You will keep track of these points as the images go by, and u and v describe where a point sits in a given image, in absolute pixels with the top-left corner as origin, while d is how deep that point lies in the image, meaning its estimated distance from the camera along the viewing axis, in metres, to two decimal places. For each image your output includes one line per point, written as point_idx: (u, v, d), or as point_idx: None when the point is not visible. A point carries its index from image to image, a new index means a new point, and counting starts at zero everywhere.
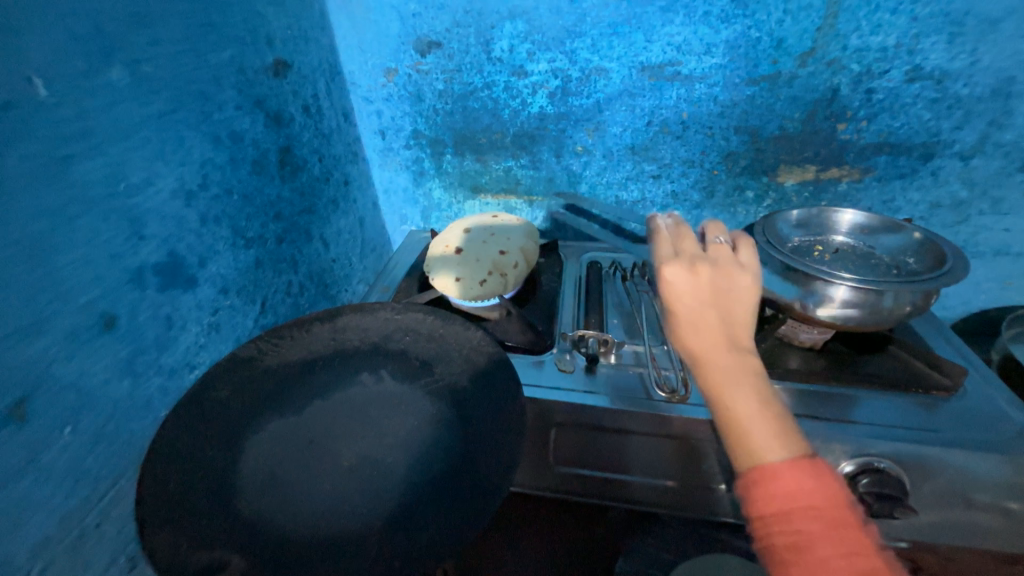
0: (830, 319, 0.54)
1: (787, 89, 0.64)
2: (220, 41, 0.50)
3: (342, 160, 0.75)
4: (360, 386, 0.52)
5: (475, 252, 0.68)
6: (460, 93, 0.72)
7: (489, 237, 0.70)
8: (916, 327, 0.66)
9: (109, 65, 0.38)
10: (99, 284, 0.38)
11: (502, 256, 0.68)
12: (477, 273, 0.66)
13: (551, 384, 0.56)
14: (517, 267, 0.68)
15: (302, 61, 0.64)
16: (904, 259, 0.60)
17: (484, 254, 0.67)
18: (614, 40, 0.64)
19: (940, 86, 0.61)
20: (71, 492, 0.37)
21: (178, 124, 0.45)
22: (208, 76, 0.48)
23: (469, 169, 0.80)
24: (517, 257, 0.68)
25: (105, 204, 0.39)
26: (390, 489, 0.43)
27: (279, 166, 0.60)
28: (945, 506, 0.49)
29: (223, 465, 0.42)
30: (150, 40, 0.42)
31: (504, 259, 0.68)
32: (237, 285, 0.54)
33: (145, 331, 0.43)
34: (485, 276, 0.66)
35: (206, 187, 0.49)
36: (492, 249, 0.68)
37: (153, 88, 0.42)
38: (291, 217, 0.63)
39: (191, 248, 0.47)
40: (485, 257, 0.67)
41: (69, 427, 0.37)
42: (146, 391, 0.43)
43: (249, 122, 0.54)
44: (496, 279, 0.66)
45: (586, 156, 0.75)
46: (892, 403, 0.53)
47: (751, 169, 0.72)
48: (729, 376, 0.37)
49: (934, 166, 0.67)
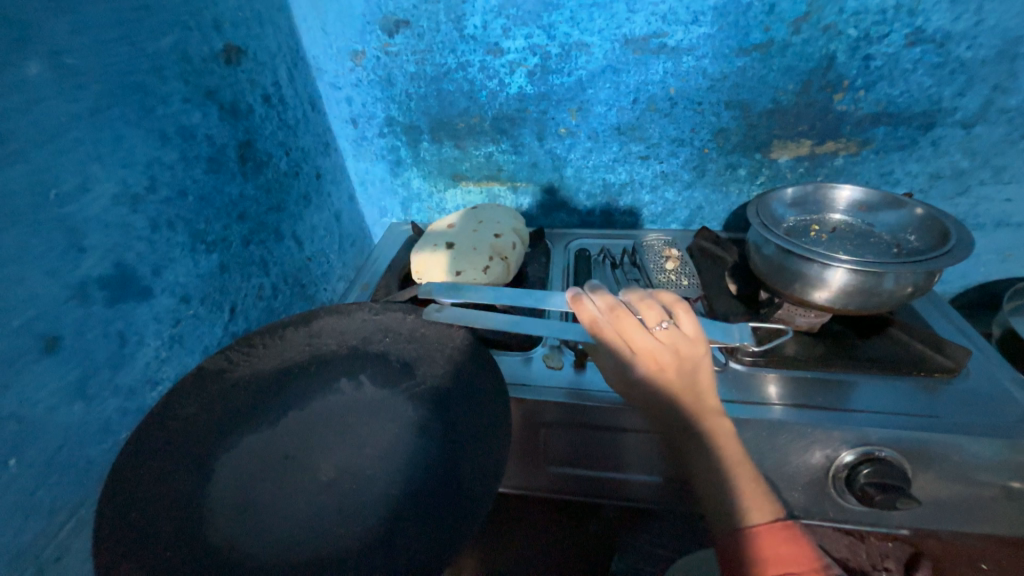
0: (827, 303, 0.51)
1: (780, 58, 0.60)
2: (158, 27, 0.45)
3: (313, 152, 0.70)
4: (338, 393, 0.50)
5: (468, 240, 0.65)
6: (434, 75, 0.68)
7: (477, 225, 0.68)
8: (916, 306, 0.64)
9: (24, 58, 0.35)
10: (34, 303, 0.36)
11: (498, 239, 0.66)
12: (479, 261, 0.63)
13: (538, 382, 0.54)
14: (515, 247, 0.67)
15: (259, 45, 0.59)
16: (904, 237, 0.57)
17: (480, 240, 0.65)
18: (595, 12, 0.60)
19: (942, 50, 0.57)
20: (22, 528, 0.36)
21: (115, 122, 0.41)
22: (146, 66, 0.44)
23: (448, 157, 0.76)
24: (512, 238, 0.67)
25: (33, 215, 0.35)
26: (370, 504, 0.41)
27: (240, 162, 0.56)
28: (944, 491, 0.48)
29: (190, 489, 0.40)
30: (72, 29, 0.38)
31: (499, 244, 0.66)
32: (200, 292, 0.51)
33: (95, 351, 0.40)
34: (487, 262, 0.63)
35: (155, 190, 0.45)
36: (486, 235, 0.66)
37: (80, 83, 0.38)
38: (258, 216, 0.59)
39: (141, 257, 0.44)
40: (481, 243, 0.65)
41: (14, 459, 0.35)
42: (101, 413, 0.41)
43: (201, 116, 0.50)
44: (499, 263, 0.64)
45: (570, 138, 0.71)
46: (893, 388, 0.51)
47: (743, 146, 0.68)
48: (708, 444, 0.42)
49: (934, 135, 0.64)
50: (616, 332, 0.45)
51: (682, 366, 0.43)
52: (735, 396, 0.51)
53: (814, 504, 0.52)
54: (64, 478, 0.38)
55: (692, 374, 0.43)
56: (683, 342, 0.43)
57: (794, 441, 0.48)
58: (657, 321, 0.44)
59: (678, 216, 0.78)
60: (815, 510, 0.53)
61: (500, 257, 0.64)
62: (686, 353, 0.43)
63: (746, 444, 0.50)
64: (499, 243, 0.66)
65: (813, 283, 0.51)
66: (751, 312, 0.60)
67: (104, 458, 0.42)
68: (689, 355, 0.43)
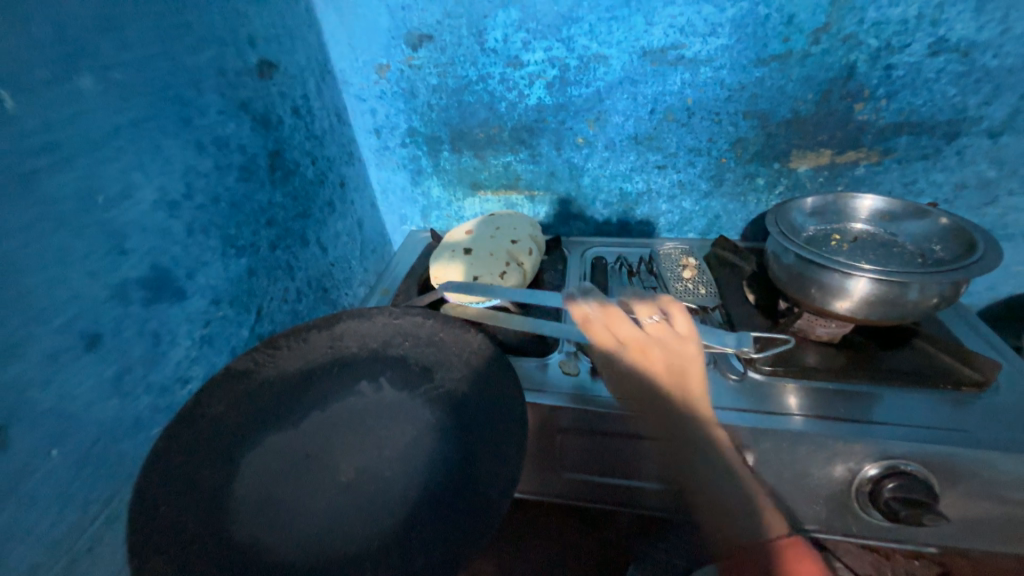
0: (849, 312, 0.50)
1: (799, 68, 0.60)
2: (198, 44, 0.48)
3: (337, 161, 0.73)
4: (358, 395, 0.51)
5: (485, 246, 0.67)
6: (455, 87, 0.70)
7: (494, 231, 0.69)
8: (942, 318, 0.63)
9: (76, 74, 0.37)
10: (77, 302, 0.38)
11: (515, 246, 0.67)
12: (496, 267, 0.64)
13: (555, 388, 0.54)
14: (531, 254, 0.68)
15: (289, 60, 0.62)
16: (929, 247, 0.56)
17: (497, 246, 0.67)
18: (613, 25, 0.61)
19: (966, 59, 0.56)
20: (60, 517, 0.37)
21: (156, 132, 0.44)
22: (185, 80, 0.47)
23: (467, 166, 0.78)
24: (529, 244, 0.68)
25: (80, 219, 0.38)
26: (388, 504, 0.41)
27: (270, 171, 0.59)
28: (974, 509, 0.47)
29: (217, 485, 0.41)
30: (121, 46, 0.40)
31: (515, 251, 0.67)
32: (229, 295, 0.53)
33: (130, 349, 0.42)
34: (504, 268, 0.64)
35: (190, 196, 0.48)
36: (502, 241, 0.68)
37: (125, 96, 0.41)
38: (284, 222, 0.62)
39: (176, 260, 0.46)
40: (497, 249, 0.67)
41: (54, 449, 0.37)
42: (134, 408, 0.43)
43: (234, 126, 0.53)
44: (515, 269, 0.65)
45: (587, 148, 0.72)
46: (919, 401, 0.50)
47: (761, 155, 0.68)
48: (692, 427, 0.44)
49: (960, 145, 0.63)
50: (607, 325, 0.51)
51: (668, 359, 0.47)
52: (754, 406, 0.50)
53: (837, 519, 0.51)
54: (99, 470, 0.40)
55: (678, 363, 0.46)
56: (670, 336, 0.48)
57: (815, 453, 0.47)
58: (648, 316, 0.50)
59: (696, 225, 0.78)
60: (837, 525, 0.51)
61: (516, 263, 0.66)
62: (671, 345, 0.47)
63: (765, 454, 0.49)
64: (516, 251, 0.67)
65: (834, 293, 0.50)
66: (771, 322, 0.60)
67: (136, 452, 0.44)
68: (675, 347, 0.47)
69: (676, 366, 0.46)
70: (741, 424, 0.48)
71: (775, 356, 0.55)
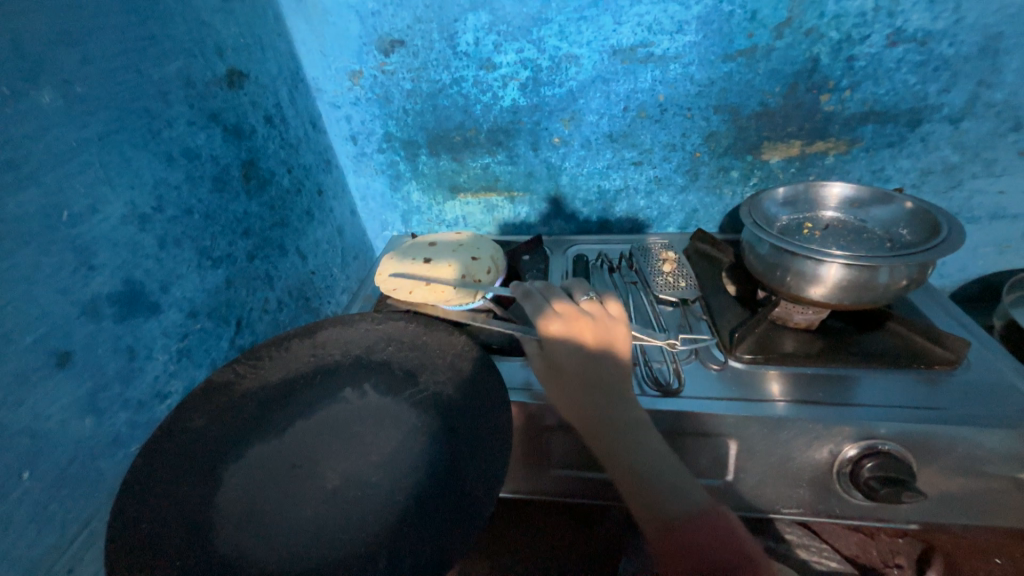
0: (824, 298, 0.51)
1: (765, 62, 0.62)
2: (164, 55, 0.47)
3: (314, 169, 0.72)
4: (342, 402, 0.51)
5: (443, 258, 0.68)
6: (429, 91, 0.70)
7: (456, 248, 0.69)
8: (915, 300, 0.64)
9: (37, 88, 0.36)
10: (47, 320, 0.37)
11: (475, 262, 0.66)
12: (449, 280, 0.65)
13: (540, 387, 0.54)
14: (490, 274, 0.66)
15: (260, 70, 0.61)
16: (897, 231, 0.58)
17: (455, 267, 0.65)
18: (582, 25, 0.62)
19: (924, 48, 0.58)
20: (36, 540, 0.36)
21: (124, 145, 0.43)
22: (152, 91, 0.46)
23: (446, 169, 0.78)
24: (488, 262, 0.67)
25: (45, 236, 0.37)
26: (374, 511, 0.41)
27: (244, 181, 0.58)
28: (953, 484, 0.48)
29: (201, 499, 0.41)
30: (83, 59, 0.40)
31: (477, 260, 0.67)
32: (206, 307, 0.53)
33: (104, 366, 0.41)
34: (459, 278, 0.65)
35: (162, 209, 0.47)
36: (463, 257, 0.67)
37: (89, 109, 0.40)
38: (261, 232, 0.61)
39: (149, 274, 0.45)
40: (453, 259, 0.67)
41: (28, 472, 0.36)
42: (111, 427, 0.42)
43: (205, 137, 0.52)
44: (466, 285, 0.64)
45: (564, 147, 0.73)
46: (893, 381, 0.51)
47: (734, 148, 0.70)
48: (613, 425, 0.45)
49: (923, 131, 0.64)
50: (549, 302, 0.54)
51: (603, 336, 0.50)
52: (737, 394, 0.51)
53: (821, 502, 0.51)
54: (76, 490, 0.39)
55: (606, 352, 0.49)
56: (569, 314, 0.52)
57: (797, 438, 0.48)
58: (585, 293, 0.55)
59: (674, 219, 0.79)
60: (821, 508, 0.52)
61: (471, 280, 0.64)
62: (604, 325, 0.51)
63: (749, 441, 0.49)
64: (472, 272, 0.65)
65: (809, 279, 0.51)
66: (749, 311, 0.61)
67: (115, 471, 0.43)
68: (608, 326, 0.51)
69: (609, 335, 0.50)
70: (725, 412, 0.49)
71: (754, 344, 0.56)
